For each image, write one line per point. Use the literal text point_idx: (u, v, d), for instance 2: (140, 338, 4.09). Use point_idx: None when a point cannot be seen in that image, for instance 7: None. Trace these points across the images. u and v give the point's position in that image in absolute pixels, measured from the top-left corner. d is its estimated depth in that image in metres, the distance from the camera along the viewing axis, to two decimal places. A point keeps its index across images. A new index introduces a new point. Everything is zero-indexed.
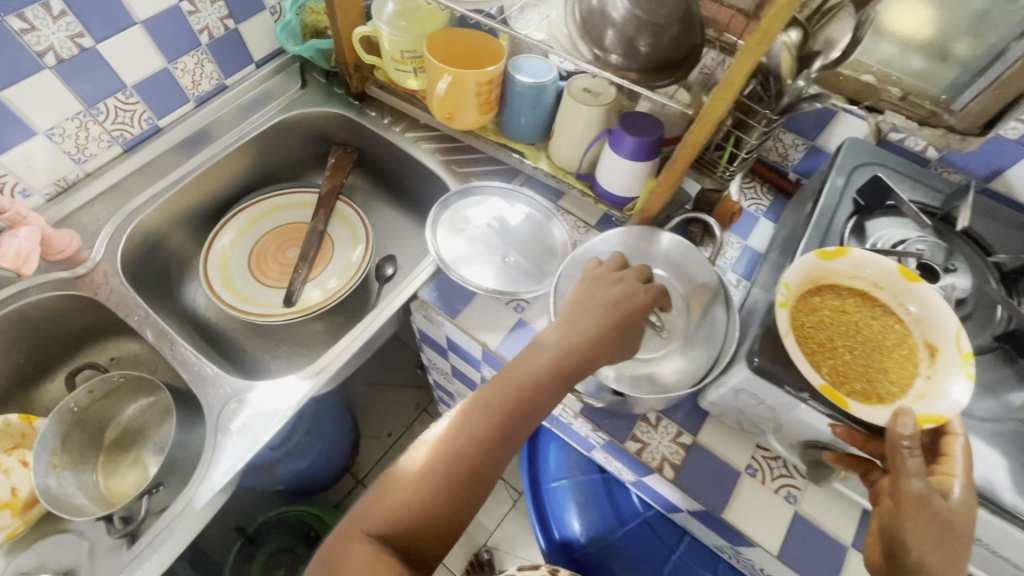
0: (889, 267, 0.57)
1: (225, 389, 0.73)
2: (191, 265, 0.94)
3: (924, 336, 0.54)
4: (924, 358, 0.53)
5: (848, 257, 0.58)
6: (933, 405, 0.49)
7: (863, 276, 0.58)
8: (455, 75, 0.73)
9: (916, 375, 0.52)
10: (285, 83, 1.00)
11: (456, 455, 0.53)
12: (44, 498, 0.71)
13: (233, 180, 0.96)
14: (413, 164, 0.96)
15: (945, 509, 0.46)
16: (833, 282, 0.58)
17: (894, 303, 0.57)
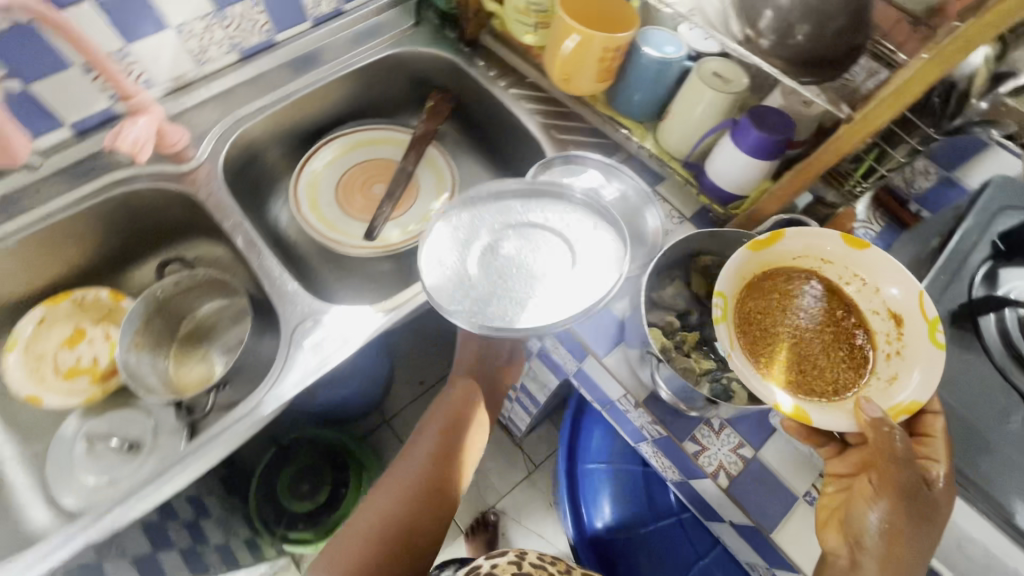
0: (836, 239, 0.56)
1: (303, 306, 0.74)
2: (280, 182, 0.97)
3: (886, 307, 0.55)
4: (890, 331, 0.54)
5: (789, 239, 0.57)
6: (903, 392, 0.50)
7: (809, 254, 0.58)
8: (583, 36, 0.71)
9: (886, 352, 0.54)
10: (399, 18, 0.98)
11: (393, 513, 0.72)
12: (126, 372, 0.76)
13: (333, 106, 0.97)
14: (510, 121, 0.94)
15: (921, 502, 0.48)
16: (773, 268, 0.58)
17: (843, 276, 0.57)
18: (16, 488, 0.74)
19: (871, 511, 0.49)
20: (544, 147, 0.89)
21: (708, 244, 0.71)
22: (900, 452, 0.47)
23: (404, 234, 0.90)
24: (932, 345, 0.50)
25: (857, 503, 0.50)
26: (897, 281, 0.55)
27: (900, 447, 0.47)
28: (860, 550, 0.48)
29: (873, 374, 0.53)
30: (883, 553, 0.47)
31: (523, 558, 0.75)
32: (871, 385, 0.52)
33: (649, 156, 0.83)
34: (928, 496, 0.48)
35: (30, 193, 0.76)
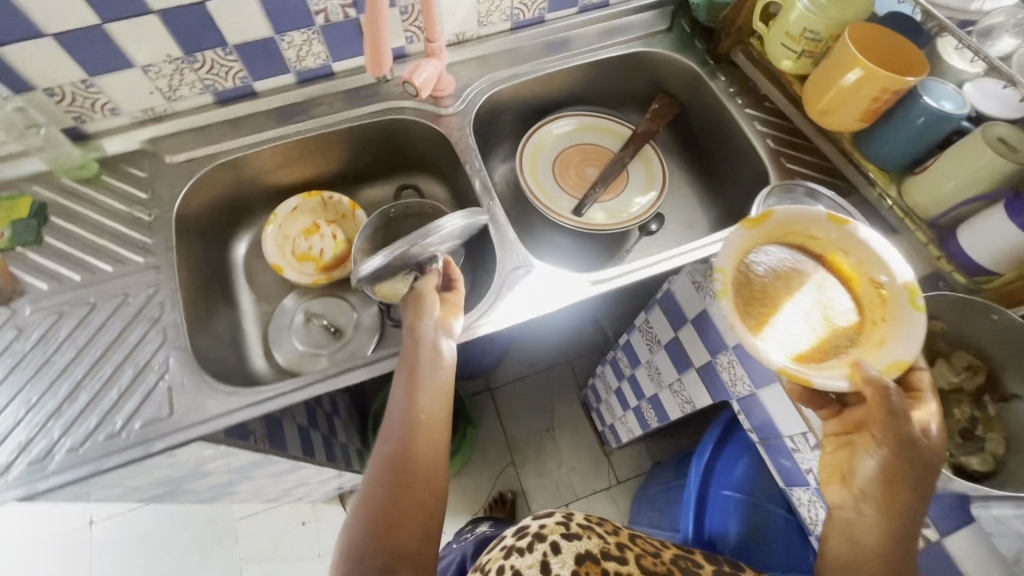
0: (821, 215, 0.60)
1: (518, 256, 0.80)
2: (502, 145, 1.06)
3: (872, 279, 0.59)
4: (874, 301, 0.58)
5: (779, 220, 0.61)
6: (891, 352, 0.54)
7: (799, 232, 0.62)
8: (868, 71, 0.70)
9: (871, 319, 0.58)
10: (654, 21, 1.03)
11: (384, 471, 0.61)
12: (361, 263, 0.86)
13: (569, 89, 1.04)
14: (737, 139, 0.95)
15: (915, 449, 0.53)
16: (762, 244, 0.61)
17: (832, 251, 0.61)
18: (245, 336, 0.89)
19: (870, 460, 0.55)
20: (770, 172, 0.88)
21: (942, 313, 0.67)
22: (895, 407, 0.52)
23: (609, 218, 0.94)
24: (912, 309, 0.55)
25: (863, 458, 0.56)
26: (885, 264, 0.58)
27: (896, 403, 0.52)
28: (861, 497, 0.55)
29: (860, 342, 0.57)
30: (878, 499, 0.54)
31: (570, 520, 0.70)
32: (860, 349, 0.56)
33: (887, 208, 0.81)
34: (926, 445, 0.53)
35: (323, 103, 0.90)
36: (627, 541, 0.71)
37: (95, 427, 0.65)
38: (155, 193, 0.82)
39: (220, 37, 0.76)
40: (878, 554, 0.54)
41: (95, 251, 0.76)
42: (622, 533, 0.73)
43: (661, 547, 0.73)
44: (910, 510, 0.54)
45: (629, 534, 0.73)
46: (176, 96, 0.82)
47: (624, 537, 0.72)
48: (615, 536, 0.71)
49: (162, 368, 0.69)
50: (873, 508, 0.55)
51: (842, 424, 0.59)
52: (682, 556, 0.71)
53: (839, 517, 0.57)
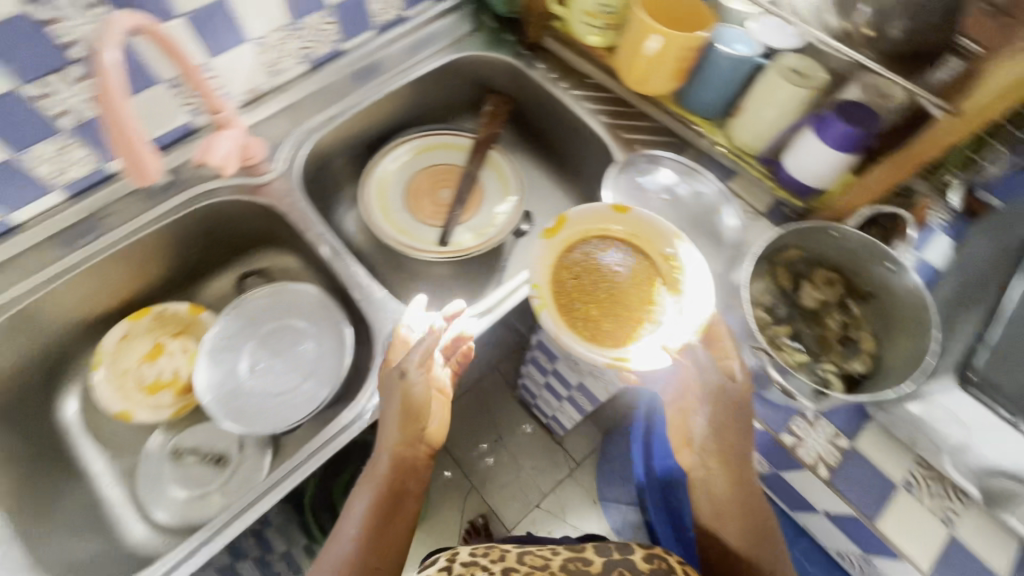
0: (606, 210, 0.72)
1: (394, 313, 0.74)
2: (345, 191, 0.97)
3: (662, 251, 0.72)
4: (664, 266, 0.72)
5: (575, 222, 0.72)
6: (693, 311, 0.67)
7: (596, 228, 0.73)
8: (666, 36, 0.72)
9: (669, 281, 0.71)
10: (457, 24, 0.99)
11: None
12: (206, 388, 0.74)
13: (395, 114, 0.98)
14: (573, 123, 0.95)
15: (725, 395, 0.62)
16: (568, 247, 0.72)
17: (626, 236, 0.73)
18: (113, 505, 0.75)
19: (701, 419, 0.65)
20: (613, 147, 0.89)
21: (797, 239, 0.73)
22: (704, 364, 0.63)
23: (476, 238, 0.90)
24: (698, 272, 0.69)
25: (696, 417, 0.65)
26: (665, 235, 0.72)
27: (698, 356, 0.64)
28: (704, 451, 0.65)
29: (665, 305, 0.70)
30: (715, 449, 0.63)
31: (454, 561, 0.70)
32: (669, 309, 0.70)
33: (719, 152, 0.84)
34: (734, 390, 0.62)
35: (113, 211, 0.76)
36: (512, 563, 0.69)
37: None
38: None
39: None
40: (733, 500, 0.63)
41: None
42: (511, 555, 0.71)
43: (550, 554, 0.71)
44: (745, 451, 0.63)
45: (519, 553, 0.71)
46: None
47: (513, 559, 0.70)
48: (501, 562, 0.70)
49: None
50: (716, 461, 0.64)
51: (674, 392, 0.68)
52: (574, 557, 0.69)
53: (699, 476, 0.66)
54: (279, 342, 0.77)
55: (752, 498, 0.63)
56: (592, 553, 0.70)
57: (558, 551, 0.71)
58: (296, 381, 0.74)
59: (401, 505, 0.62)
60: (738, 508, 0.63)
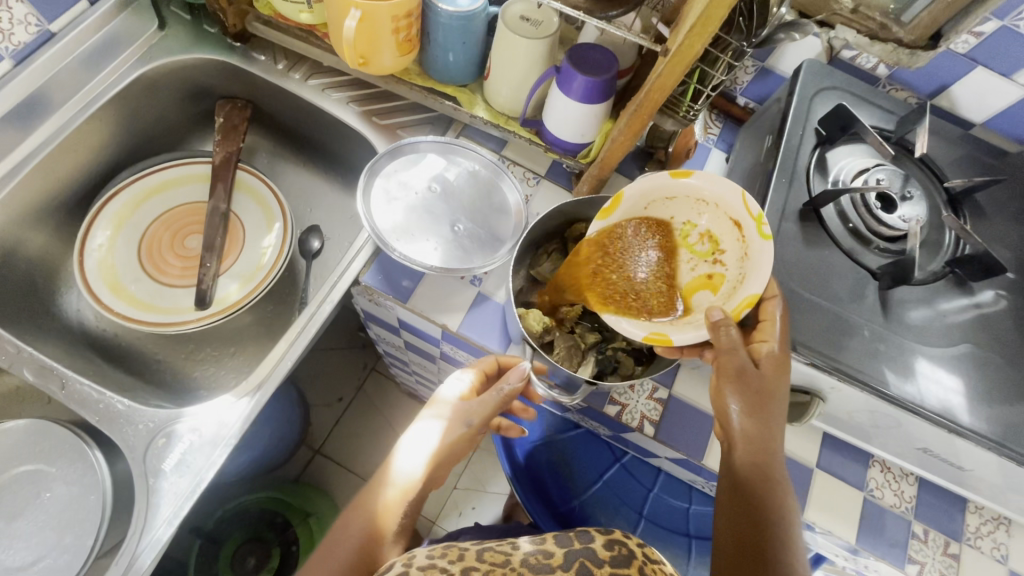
0: (660, 178, 0.57)
1: (146, 424, 0.60)
2: (65, 270, 0.77)
3: (730, 217, 0.56)
4: (735, 237, 0.56)
5: (629, 200, 0.58)
6: (743, 287, 0.53)
7: (656, 200, 0.59)
8: (365, 9, 0.60)
9: (738, 257, 0.55)
10: (136, 24, 0.78)
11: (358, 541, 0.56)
12: None
13: (95, 158, 0.78)
14: (322, 117, 0.81)
15: (756, 383, 0.53)
16: (624, 227, 0.59)
17: (692, 207, 0.58)
18: None
19: (731, 404, 0.55)
20: (370, 138, 0.78)
21: (576, 212, 0.67)
22: (728, 343, 0.53)
23: (244, 286, 0.77)
24: (760, 241, 0.53)
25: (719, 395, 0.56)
26: (722, 191, 0.56)
27: (736, 345, 0.53)
28: (732, 440, 0.55)
29: (728, 281, 0.56)
30: (746, 436, 0.54)
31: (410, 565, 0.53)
32: (722, 291, 0.56)
33: (481, 123, 0.75)
34: (758, 373, 0.53)
35: None
36: (472, 562, 0.55)
37: None
38: None
39: None
40: (758, 480, 0.53)
41: None
42: (471, 552, 0.57)
43: (511, 547, 0.57)
44: (779, 435, 0.55)
45: (479, 549, 0.58)
46: None
47: (472, 556, 0.57)
48: (460, 562, 0.55)
49: None
50: (740, 444, 0.55)
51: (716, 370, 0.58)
52: (533, 549, 0.56)
53: (722, 458, 0.57)
54: (15, 499, 0.62)
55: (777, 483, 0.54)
56: (550, 543, 0.56)
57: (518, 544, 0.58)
58: (54, 539, 0.60)
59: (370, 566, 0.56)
60: (765, 494, 0.53)
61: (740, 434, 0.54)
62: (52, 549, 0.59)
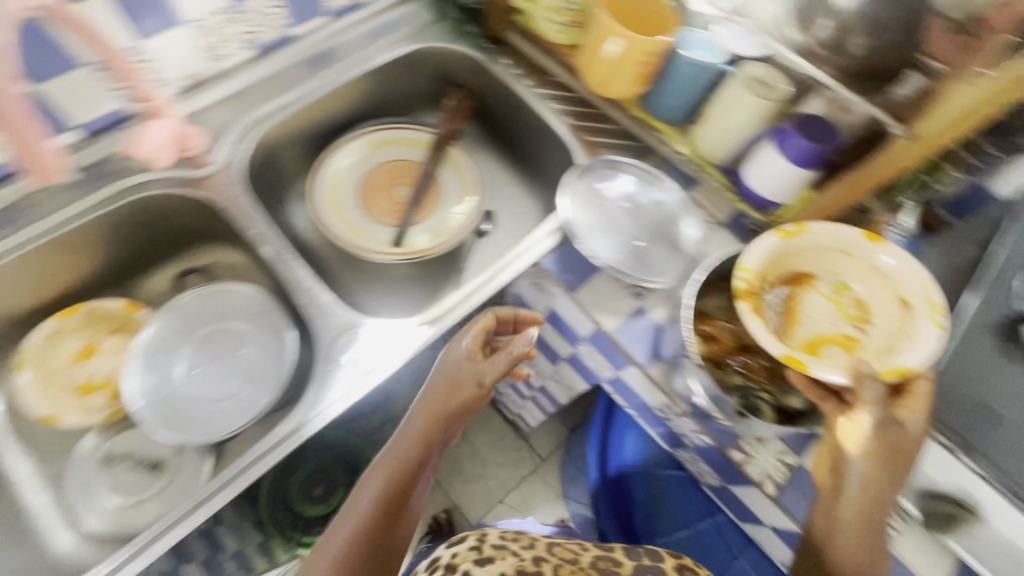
0: (854, 233, 0.61)
1: (339, 319, 0.70)
2: (296, 184, 0.92)
3: (897, 297, 0.59)
4: (897, 314, 0.58)
5: (816, 234, 0.62)
6: (898, 358, 0.55)
7: (829, 249, 0.63)
8: (626, 39, 0.69)
9: (890, 331, 0.58)
10: (417, 13, 0.93)
11: (387, 491, 0.58)
12: (138, 396, 0.71)
13: (347, 106, 0.92)
14: (535, 121, 0.91)
15: (892, 439, 0.52)
16: (795, 256, 0.63)
17: (863, 271, 0.62)
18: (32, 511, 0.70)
19: (858, 449, 0.53)
20: (574, 149, 0.86)
21: None
22: (875, 398, 0.52)
23: (432, 239, 0.88)
24: (936, 328, 0.55)
25: (845, 436, 0.54)
26: (908, 269, 0.59)
27: (879, 401, 0.52)
28: (844, 485, 0.54)
29: (872, 348, 0.58)
30: (867, 483, 0.52)
31: (483, 542, 0.63)
32: (870, 353, 0.58)
33: (682, 159, 0.82)
34: (895, 430, 0.52)
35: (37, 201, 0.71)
36: (544, 553, 0.62)
37: None
38: None
39: None
40: (857, 532, 0.53)
41: None
42: (541, 544, 0.65)
43: (580, 549, 0.65)
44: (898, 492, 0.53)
45: (549, 542, 0.65)
46: None
47: (542, 547, 0.64)
48: (532, 549, 0.63)
49: None
50: (858, 490, 0.52)
51: (838, 418, 0.56)
52: (602, 556, 0.63)
53: (823, 506, 0.56)
54: (219, 346, 0.74)
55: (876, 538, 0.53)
56: (620, 555, 0.64)
57: (584, 548, 0.65)
58: (237, 390, 0.71)
59: (397, 515, 0.58)
60: (860, 546, 0.53)
61: (854, 490, 0.53)
62: (236, 398, 0.71)
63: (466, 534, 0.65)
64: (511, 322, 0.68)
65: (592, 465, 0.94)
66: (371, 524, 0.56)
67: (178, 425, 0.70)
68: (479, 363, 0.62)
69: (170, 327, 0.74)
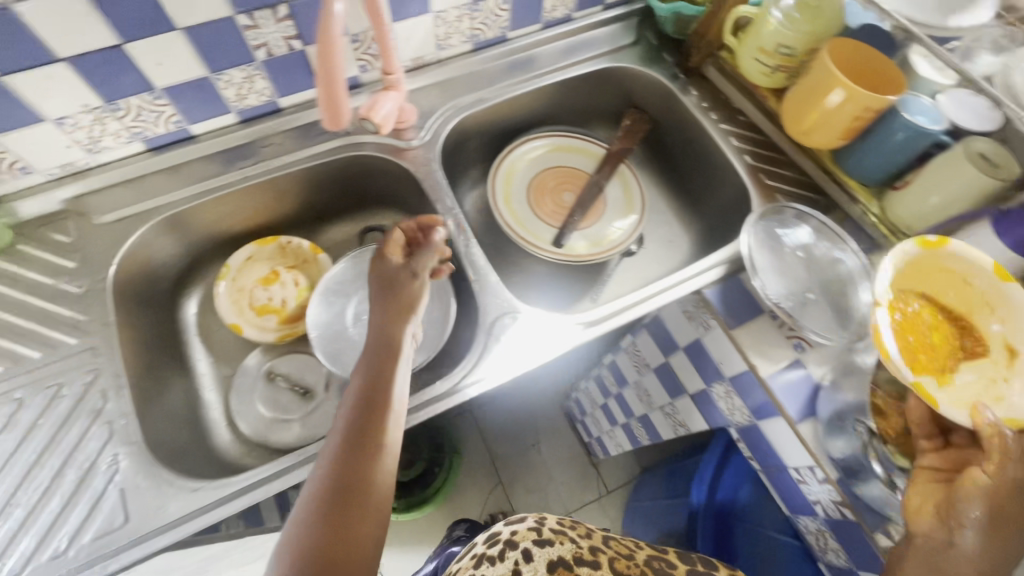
0: (988, 264, 0.55)
1: (504, 301, 0.74)
2: (471, 170, 0.98)
3: (1006, 343, 0.54)
4: (999, 359, 0.53)
5: (958, 253, 0.56)
6: (1015, 411, 0.49)
7: (945, 271, 0.57)
8: (849, 92, 0.68)
9: (989, 377, 0.52)
10: (618, 35, 0.96)
11: (367, 387, 0.57)
12: (314, 327, 0.80)
13: (534, 110, 0.97)
14: (713, 156, 0.90)
15: (1014, 501, 0.45)
16: (915, 270, 0.58)
17: (979, 304, 0.56)
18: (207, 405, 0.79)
19: (976, 500, 0.46)
20: (751, 192, 0.85)
21: None
22: (1014, 450, 0.46)
23: (590, 246, 0.90)
24: None
25: (963, 488, 0.47)
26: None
27: (1017, 459, 0.46)
28: (955, 535, 0.46)
29: (980, 388, 0.52)
30: (988, 551, 0.45)
31: (544, 524, 0.64)
32: (975, 392, 0.52)
33: (868, 223, 0.79)
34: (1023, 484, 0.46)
35: (273, 142, 0.81)
36: (600, 543, 0.63)
37: (37, 549, 0.57)
38: (83, 260, 0.72)
39: (142, 79, 0.67)
40: None
41: (3, 331, 0.67)
42: (596, 535, 0.65)
43: (634, 546, 0.65)
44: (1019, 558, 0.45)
45: (603, 535, 0.66)
46: (99, 147, 0.72)
47: (597, 539, 0.64)
48: (589, 538, 0.64)
49: (113, 464, 0.61)
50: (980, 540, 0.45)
51: (940, 462, 0.51)
52: (657, 556, 0.63)
53: (924, 556, 0.47)
54: None
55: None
56: (675, 556, 0.63)
57: (638, 544, 0.66)
58: None
59: (379, 398, 0.56)
60: None
61: (971, 545, 0.45)
62: None
63: (525, 517, 0.66)
64: (418, 229, 0.71)
65: (697, 488, 0.97)
66: (351, 417, 0.55)
67: (343, 362, 0.77)
68: (401, 265, 0.67)
69: (349, 274, 0.82)
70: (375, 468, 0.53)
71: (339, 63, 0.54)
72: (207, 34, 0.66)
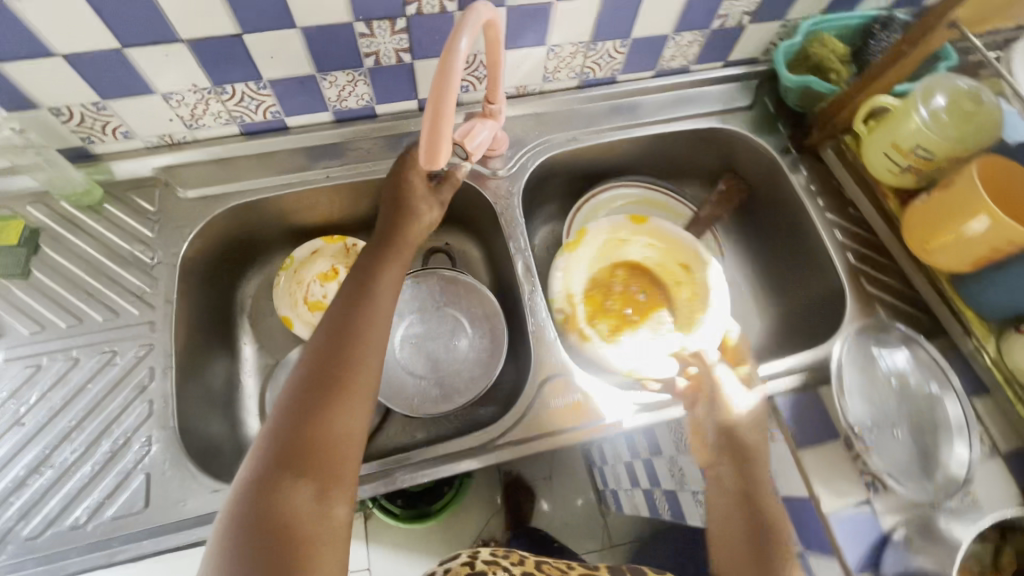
0: (625, 219, 0.84)
1: (557, 362, 0.70)
2: (548, 206, 0.94)
3: (679, 265, 0.84)
4: (679, 274, 0.84)
5: (596, 229, 0.83)
6: (716, 332, 0.77)
7: (615, 242, 0.85)
8: (994, 221, 0.60)
9: (689, 298, 0.83)
10: (735, 95, 0.90)
11: (372, 282, 0.60)
12: None
13: (627, 157, 0.92)
14: (810, 245, 0.83)
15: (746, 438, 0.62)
16: (597, 249, 0.85)
17: (642, 246, 0.86)
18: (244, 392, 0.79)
19: (713, 419, 0.64)
20: (845, 292, 0.76)
21: None
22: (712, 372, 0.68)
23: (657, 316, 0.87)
24: (705, 271, 0.82)
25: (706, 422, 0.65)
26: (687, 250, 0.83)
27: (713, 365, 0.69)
28: (735, 482, 0.60)
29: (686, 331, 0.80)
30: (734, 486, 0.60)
31: (475, 558, 0.66)
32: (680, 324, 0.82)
33: (979, 361, 0.69)
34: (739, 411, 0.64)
35: (361, 146, 0.80)
36: (531, 568, 0.66)
37: (61, 511, 0.58)
38: (160, 230, 0.73)
39: (253, 69, 0.67)
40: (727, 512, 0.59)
41: (76, 287, 0.69)
42: (528, 561, 0.69)
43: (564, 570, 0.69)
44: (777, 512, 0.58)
45: (535, 561, 0.69)
46: (198, 124, 0.73)
47: (529, 564, 0.68)
48: (521, 565, 0.66)
49: (146, 445, 0.62)
50: (730, 467, 0.61)
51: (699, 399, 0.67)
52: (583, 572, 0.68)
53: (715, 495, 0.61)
54: (438, 330, 0.78)
55: (753, 514, 0.58)
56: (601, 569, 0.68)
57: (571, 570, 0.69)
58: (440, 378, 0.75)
59: (378, 288, 0.60)
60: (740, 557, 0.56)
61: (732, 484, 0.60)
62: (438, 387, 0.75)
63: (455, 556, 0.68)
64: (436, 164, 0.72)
65: None
66: (352, 306, 0.58)
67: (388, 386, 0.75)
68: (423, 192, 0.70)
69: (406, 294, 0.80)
70: (358, 364, 0.54)
71: (452, 99, 0.51)
72: (324, 36, 0.65)
